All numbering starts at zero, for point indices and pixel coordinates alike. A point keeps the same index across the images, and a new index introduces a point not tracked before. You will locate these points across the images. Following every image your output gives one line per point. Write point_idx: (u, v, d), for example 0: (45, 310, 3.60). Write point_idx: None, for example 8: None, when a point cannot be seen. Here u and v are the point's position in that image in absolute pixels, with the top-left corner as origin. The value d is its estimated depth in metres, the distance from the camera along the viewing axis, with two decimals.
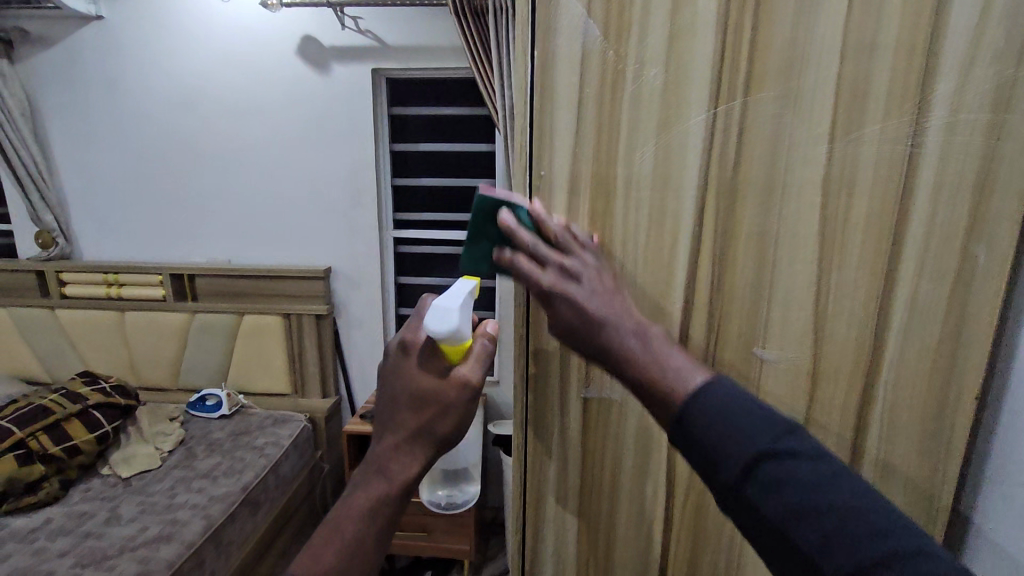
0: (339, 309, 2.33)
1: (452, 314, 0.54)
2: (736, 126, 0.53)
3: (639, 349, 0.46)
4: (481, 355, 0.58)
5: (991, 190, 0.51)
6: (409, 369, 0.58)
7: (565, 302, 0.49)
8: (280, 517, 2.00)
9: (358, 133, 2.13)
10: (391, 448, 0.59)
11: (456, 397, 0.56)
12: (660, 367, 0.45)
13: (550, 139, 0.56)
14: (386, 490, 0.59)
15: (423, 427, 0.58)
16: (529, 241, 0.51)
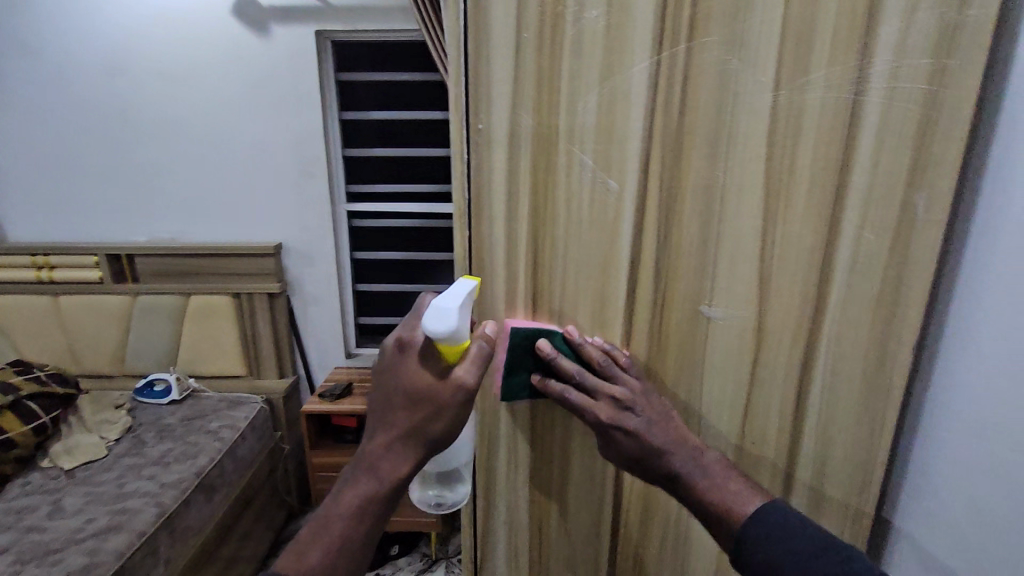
0: (293, 286, 2.25)
1: (451, 313, 0.50)
2: (681, 74, 0.51)
3: (699, 478, 0.52)
4: (478, 356, 0.54)
5: (933, 138, 0.51)
6: (405, 368, 0.55)
7: (624, 434, 0.54)
8: (239, 501, 1.94)
9: (305, 100, 2.01)
10: (381, 448, 0.55)
11: (452, 397, 0.53)
12: (719, 495, 0.50)
13: (488, 91, 0.52)
14: (374, 492, 0.53)
15: (417, 428, 0.54)
16: (575, 373, 0.56)
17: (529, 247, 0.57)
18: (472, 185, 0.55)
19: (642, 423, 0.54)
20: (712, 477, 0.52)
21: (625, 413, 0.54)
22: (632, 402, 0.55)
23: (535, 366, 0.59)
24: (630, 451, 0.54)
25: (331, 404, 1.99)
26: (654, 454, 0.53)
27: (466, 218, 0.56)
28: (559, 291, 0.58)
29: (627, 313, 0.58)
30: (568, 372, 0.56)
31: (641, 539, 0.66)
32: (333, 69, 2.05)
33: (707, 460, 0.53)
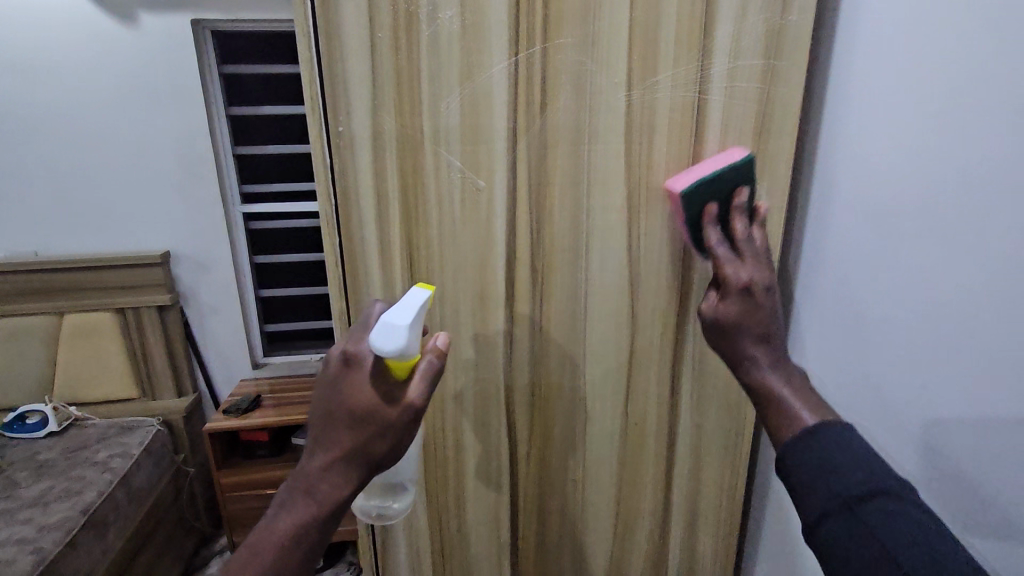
0: (186, 296, 2.06)
1: (399, 331, 0.46)
2: (539, 73, 0.51)
3: (780, 382, 0.46)
4: (427, 372, 0.50)
5: (769, 131, 0.55)
6: (348, 384, 0.50)
7: (743, 307, 0.49)
8: (138, 533, 1.78)
9: (186, 95, 1.84)
10: (318, 470, 0.50)
11: (396, 418, 0.49)
12: (786, 392, 0.45)
13: (345, 92, 0.51)
14: (310, 518, 0.49)
15: (359, 449, 0.49)
16: (742, 232, 0.52)
17: (403, 250, 0.56)
18: (338, 190, 0.53)
19: (774, 304, 0.49)
20: (799, 385, 0.45)
21: (762, 291, 0.49)
22: (772, 286, 0.50)
23: (714, 199, 0.53)
24: (729, 320, 0.49)
25: (239, 421, 1.84)
26: (763, 336, 0.48)
27: (335, 226, 0.54)
28: (438, 292, 0.58)
29: (507, 311, 0.59)
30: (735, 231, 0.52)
31: (538, 526, 0.69)
32: (216, 62, 1.90)
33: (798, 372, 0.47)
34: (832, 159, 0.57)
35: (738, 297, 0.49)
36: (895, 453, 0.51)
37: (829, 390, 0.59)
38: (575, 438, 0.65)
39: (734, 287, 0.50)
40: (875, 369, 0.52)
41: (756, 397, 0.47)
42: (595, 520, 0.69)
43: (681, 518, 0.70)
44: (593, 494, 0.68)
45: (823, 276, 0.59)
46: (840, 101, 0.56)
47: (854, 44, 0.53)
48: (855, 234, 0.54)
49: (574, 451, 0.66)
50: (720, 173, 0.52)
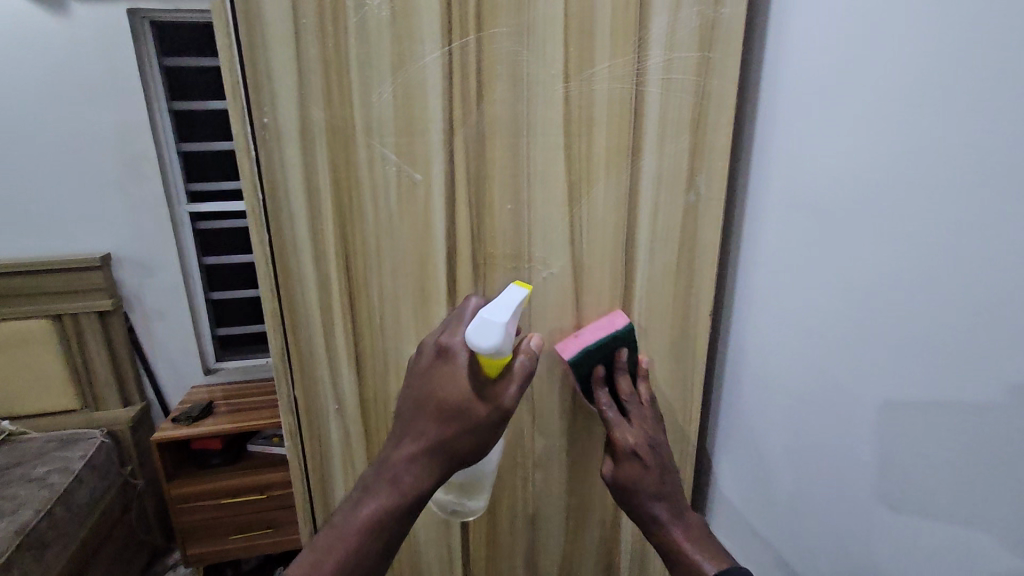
0: (130, 301, 1.95)
1: (496, 328, 0.47)
2: (474, 63, 0.50)
3: (681, 535, 0.53)
4: (521, 372, 0.52)
5: (706, 124, 0.55)
6: (440, 378, 0.52)
7: (637, 467, 0.56)
8: (82, 551, 1.69)
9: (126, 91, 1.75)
10: (404, 459, 0.51)
11: (484, 414, 0.51)
12: (690, 547, 0.52)
13: (269, 82, 0.48)
14: (393, 507, 0.50)
15: (446, 443, 0.52)
16: (626, 391, 0.59)
17: (338, 247, 0.54)
18: (265, 185, 0.51)
19: (661, 460, 0.56)
20: (695, 536, 0.53)
21: (650, 447, 0.57)
22: (658, 442, 0.57)
23: (601, 361, 0.59)
24: (629, 479, 0.56)
25: (191, 429, 1.75)
26: (658, 494, 0.55)
27: (263, 223, 0.52)
28: (377, 290, 0.56)
29: (450, 307, 0.58)
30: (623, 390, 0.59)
31: (489, 523, 0.68)
32: (156, 54, 1.81)
33: (694, 520, 0.55)
34: (762, 153, 0.58)
35: (630, 462, 0.56)
36: (827, 440, 0.52)
37: (766, 380, 0.60)
38: (524, 434, 0.65)
39: (623, 451, 0.56)
40: (808, 358, 0.53)
41: (664, 552, 0.53)
42: (547, 515, 0.69)
43: (632, 510, 0.70)
44: (544, 488, 0.67)
45: (758, 268, 0.60)
46: (767, 97, 0.57)
47: (781, 39, 0.54)
48: (786, 225, 0.55)
49: (524, 448, 0.65)
50: (602, 341, 0.58)
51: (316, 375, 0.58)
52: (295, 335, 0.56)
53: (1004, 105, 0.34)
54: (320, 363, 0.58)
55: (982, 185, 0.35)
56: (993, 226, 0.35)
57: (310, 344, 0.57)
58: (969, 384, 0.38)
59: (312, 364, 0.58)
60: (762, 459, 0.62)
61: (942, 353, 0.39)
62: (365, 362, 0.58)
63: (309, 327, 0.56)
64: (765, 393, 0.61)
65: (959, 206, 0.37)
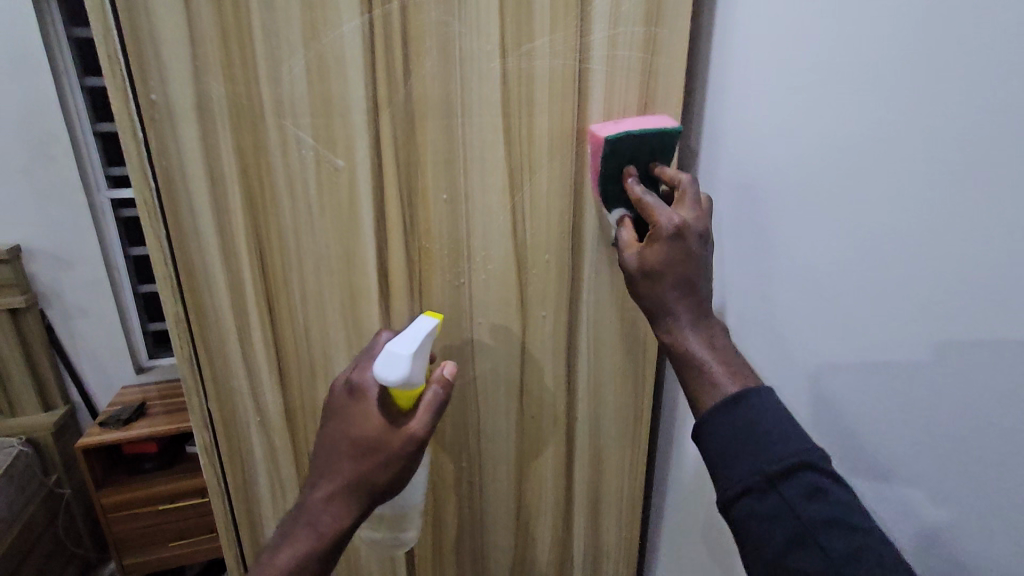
0: (47, 297, 1.71)
1: (404, 361, 0.43)
2: (399, 35, 0.45)
3: (703, 346, 0.41)
4: (433, 402, 0.48)
5: (653, 104, 0.52)
6: (350, 414, 0.48)
7: (678, 259, 0.43)
8: (5, 567, 1.53)
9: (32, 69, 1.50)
10: (321, 499, 0.47)
11: (399, 447, 0.47)
12: (708, 359, 0.41)
13: (154, 48, 0.41)
14: (312, 550, 0.45)
15: (363, 479, 0.47)
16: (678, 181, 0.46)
17: (249, 244, 0.48)
18: (158, 173, 0.44)
19: (704, 254, 0.44)
20: (725, 361, 0.41)
21: (700, 244, 0.44)
22: (706, 235, 0.44)
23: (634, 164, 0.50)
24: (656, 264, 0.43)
25: (120, 433, 1.61)
26: (688, 287, 0.42)
27: (158, 214, 0.45)
28: (298, 291, 0.50)
29: (383, 306, 0.53)
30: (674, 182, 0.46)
31: (435, 529, 0.65)
32: (63, 23, 1.56)
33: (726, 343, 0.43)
34: (712, 140, 0.56)
35: (670, 242, 0.43)
36: None
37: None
38: (468, 436, 0.61)
39: (663, 232, 0.43)
40: (766, 352, 0.52)
41: (671, 352, 0.43)
42: (495, 517, 0.66)
43: (583, 509, 0.67)
44: (493, 489, 0.64)
45: (714, 259, 0.59)
46: (716, 80, 0.54)
47: (731, 18, 0.51)
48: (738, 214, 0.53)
49: (470, 450, 0.62)
50: (645, 133, 0.48)
51: (233, 387, 0.52)
52: (204, 340, 0.50)
53: (954, 86, 0.32)
54: (237, 374, 0.52)
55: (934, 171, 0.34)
56: (942, 213, 0.34)
57: (222, 352, 0.51)
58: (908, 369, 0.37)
59: (227, 372, 0.52)
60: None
61: (895, 346, 0.38)
62: (289, 370, 0.53)
63: (221, 334, 0.50)
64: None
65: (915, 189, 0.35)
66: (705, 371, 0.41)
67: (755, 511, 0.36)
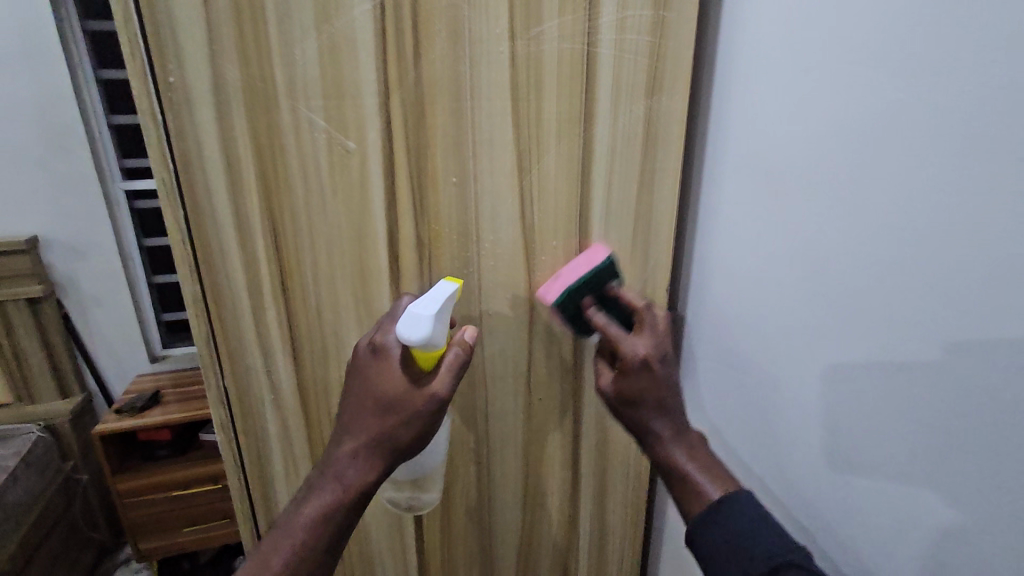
0: (63, 287, 1.74)
1: (426, 320, 0.44)
2: (409, 20, 0.45)
3: (683, 455, 0.48)
4: (454, 363, 0.49)
5: (660, 88, 0.52)
6: (374, 372, 0.48)
7: (656, 387, 0.50)
8: (25, 551, 1.56)
9: (48, 61, 1.52)
10: (345, 456, 0.48)
11: (421, 406, 0.48)
12: (693, 469, 0.47)
13: (171, 34, 0.42)
14: (337, 505, 0.47)
15: (386, 437, 0.48)
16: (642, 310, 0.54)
17: (265, 226, 0.49)
18: (177, 156, 0.45)
19: (670, 374, 0.51)
20: (702, 461, 0.47)
21: (659, 361, 0.51)
22: (666, 356, 0.52)
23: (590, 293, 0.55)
24: (634, 392, 0.51)
25: (135, 420, 1.64)
26: (662, 407, 0.50)
27: (177, 197, 0.46)
28: (311, 272, 0.51)
29: (393, 289, 0.54)
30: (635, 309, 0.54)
31: (444, 509, 0.66)
32: (76, 16, 1.58)
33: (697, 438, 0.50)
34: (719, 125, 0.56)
35: (636, 375, 0.50)
36: (788, 416, 0.52)
37: (727, 359, 0.60)
38: (476, 419, 0.62)
39: (630, 366, 0.51)
40: (767, 334, 0.53)
41: (663, 469, 0.49)
42: (503, 499, 0.67)
43: (590, 491, 0.69)
44: (501, 471, 0.65)
45: (715, 243, 0.59)
46: (726, 65, 0.55)
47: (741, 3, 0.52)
48: (746, 197, 0.54)
49: (479, 432, 0.63)
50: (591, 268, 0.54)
51: (248, 367, 0.54)
52: (220, 320, 0.51)
53: (967, 67, 0.33)
54: (252, 354, 0.53)
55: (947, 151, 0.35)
56: (951, 192, 0.35)
57: (238, 332, 0.52)
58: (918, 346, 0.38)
59: (243, 352, 0.53)
60: (723, 437, 0.62)
61: (902, 325, 0.39)
62: (302, 351, 0.54)
63: (239, 315, 0.52)
64: (726, 370, 0.60)
65: (927, 168, 0.36)
66: (693, 482, 0.46)
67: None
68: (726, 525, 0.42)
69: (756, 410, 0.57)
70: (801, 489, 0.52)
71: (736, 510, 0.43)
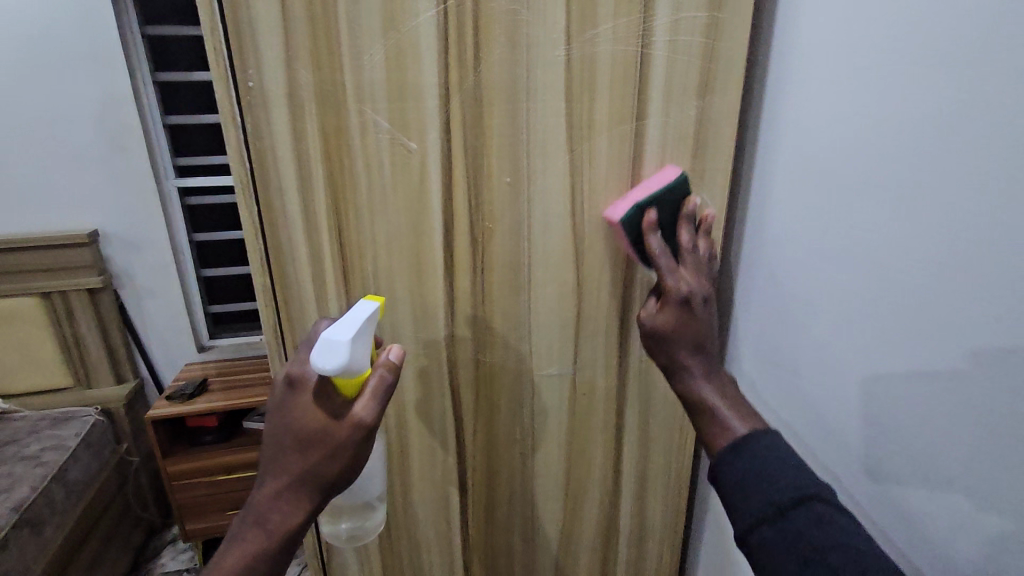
0: (120, 278, 1.83)
1: (342, 347, 0.44)
2: (470, 24, 0.47)
3: (715, 393, 0.46)
4: (378, 388, 0.48)
5: (713, 88, 0.53)
6: (293, 409, 0.48)
7: (692, 324, 0.49)
8: (83, 527, 1.65)
9: (112, 63, 1.60)
10: (268, 497, 0.48)
11: (346, 437, 0.48)
12: (721, 403, 0.45)
13: (252, 38, 0.45)
14: (262, 549, 0.47)
15: (312, 472, 0.48)
16: (688, 243, 0.52)
17: (328, 221, 0.52)
18: (252, 153, 0.49)
19: (710, 317, 0.50)
20: (733, 397, 0.46)
21: (702, 303, 0.50)
22: (709, 298, 0.50)
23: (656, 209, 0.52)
24: (670, 326, 0.50)
25: (185, 406, 1.72)
26: (698, 347, 0.49)
27: (251, 193, 0.50)
28: (371, 266, 0.54)
29: (447, 283, 0.56)
30: (684, 241, 0.52)
31: (487, 498, 0.68)
32: (138, 22, 1.67)
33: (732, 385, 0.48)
34: (771, 124, 0.57)
35: (678, 307, 0.49)
36: (829, 417, 0.52)
37: (771, 357, 0.60)
38: (521, 412, 0.64)
39: (673, 297, 0.49)
40: (815, 336, 0.53)
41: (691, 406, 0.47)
42: (545, 490, 0.68)
43: (631, 486, 0.70)
44: (543, 464, 0.67)
45: (765, 241, 0.59)
46: (779, 65, 0.55)
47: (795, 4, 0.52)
48: (796, 198, 0.54)
49: (523, 424, 0.64)
50: (658, 194, 0.52)
51: None
52: (286, 310, 0.55)
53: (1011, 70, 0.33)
54: None
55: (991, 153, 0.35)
56: (992, 195, 0.35)
57: (302, 322, 0.55)
58: (955, 346, 0.38)
59: (305, 341, 0.56)
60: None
61: (950, 329, 0.39)
62: None
63: (302, 306, 0.55)
64: (771, 371, 0.60)
65: (967, 171, 0.36)
66: (721, 415, 0.44)
67: (766, 542, 0.37)
68: (747, 464, 0.40)
69: (801, 412, 0.56)
70: (838, 492, 0.52)
71: (754, 443, 0.40)
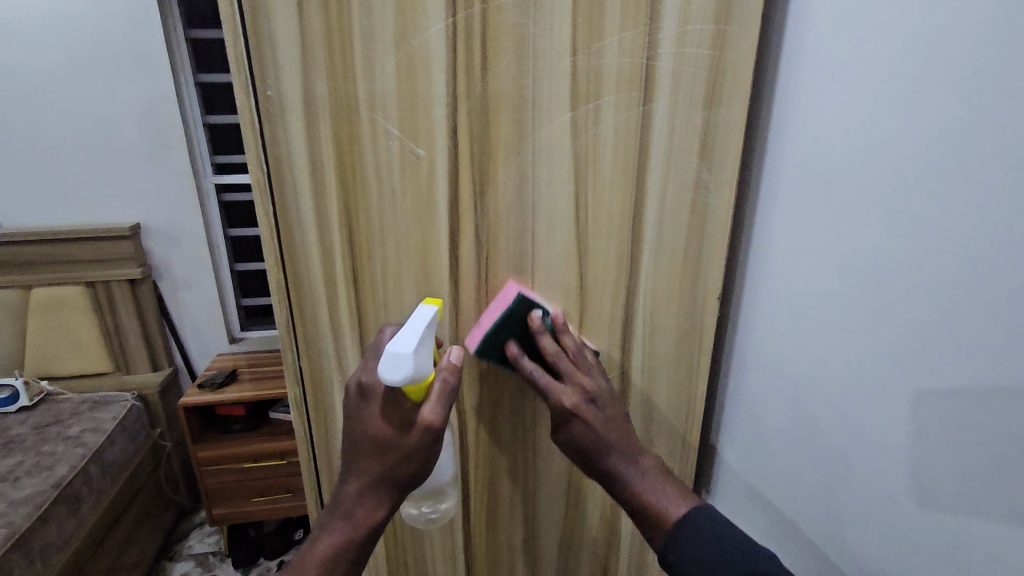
0: (159, 269, 1.92)
1: (407, 357, 0.46)
2: (479, 36, 0.49)
3: (639, 491, 0.51)
4: (445, 391, 0.50)
5: (719, 99, 0.53)
6: (367, 414, 0.51)
7: (582, 425, 0.53)
8: (117, 506, 1.72)
9: (157, 65, 1.68)
10: (352, 495, 0.51)
11: (420, 441, 0.50)
12: (650, 497, 0.50)
13: (271, 48, 0.48)
14: (350, 540, 0.51)
15: (387, 472, 0.51)
16: (551, 349, 0.54)
17: (340, 222, 0.54)
18: (269, 156, 0.51)
19: (601, 416, 0.53)
20: (650, 481, 0.51)
21: (588, 405, 0.53)
22: (596, 396, 0.54)
23: (510, 337, 0.56)
24: (583, 442, 0.53)
25: (214, 395, 1.79)
26: (608, 452, 0.52)
27: (267, 193, 0.52)
28: (379, 267, 0.56)
29: (452, 283, 0.58)
30: (547, 350, 0.55)
31: (490, 496, 0.69)
32: (182, 26, 1.74)
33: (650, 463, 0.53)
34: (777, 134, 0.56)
35: (577, 416, 0.53)
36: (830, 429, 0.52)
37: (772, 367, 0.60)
38: (525, 413, 0.65)
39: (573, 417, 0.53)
40: (817, 348, 0.53)
41: (625, 503, 0.52)
42: (547, 490, 0.70)
43: None
44: (548, 463, 0.68)
45: (769, 253, 0.59)
46: (787, 75, 0.55)
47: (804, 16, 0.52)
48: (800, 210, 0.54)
49: (525, 425, 0.66)
50: (505, 317, 0.55)
51: (320, 348, 0.59)
52: (298, 304, 0.57)
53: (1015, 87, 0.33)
54: (322, 337, 0.59)
55: (993, 170, 0.35)
56: (994, 216, 0.35)
57: (313, 316, 0.58)
58: (958, 365, 0.38)
59: (316, 335, 0.59)
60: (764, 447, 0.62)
61: (953, 348, 0.38)
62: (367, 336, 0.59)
63: (312, 301, 0.57)
64: (772, 380, 0.60)
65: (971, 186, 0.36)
66: (652, 514, 0.50)
67: None
68: (692, 553, 0.46)
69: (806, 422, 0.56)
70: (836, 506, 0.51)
71: (695, 528, 0.47)
